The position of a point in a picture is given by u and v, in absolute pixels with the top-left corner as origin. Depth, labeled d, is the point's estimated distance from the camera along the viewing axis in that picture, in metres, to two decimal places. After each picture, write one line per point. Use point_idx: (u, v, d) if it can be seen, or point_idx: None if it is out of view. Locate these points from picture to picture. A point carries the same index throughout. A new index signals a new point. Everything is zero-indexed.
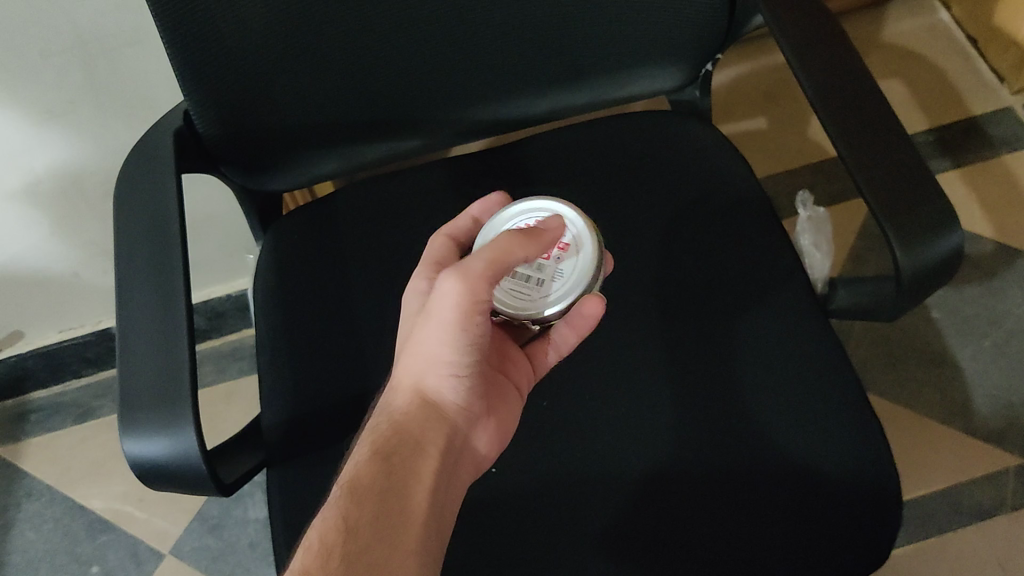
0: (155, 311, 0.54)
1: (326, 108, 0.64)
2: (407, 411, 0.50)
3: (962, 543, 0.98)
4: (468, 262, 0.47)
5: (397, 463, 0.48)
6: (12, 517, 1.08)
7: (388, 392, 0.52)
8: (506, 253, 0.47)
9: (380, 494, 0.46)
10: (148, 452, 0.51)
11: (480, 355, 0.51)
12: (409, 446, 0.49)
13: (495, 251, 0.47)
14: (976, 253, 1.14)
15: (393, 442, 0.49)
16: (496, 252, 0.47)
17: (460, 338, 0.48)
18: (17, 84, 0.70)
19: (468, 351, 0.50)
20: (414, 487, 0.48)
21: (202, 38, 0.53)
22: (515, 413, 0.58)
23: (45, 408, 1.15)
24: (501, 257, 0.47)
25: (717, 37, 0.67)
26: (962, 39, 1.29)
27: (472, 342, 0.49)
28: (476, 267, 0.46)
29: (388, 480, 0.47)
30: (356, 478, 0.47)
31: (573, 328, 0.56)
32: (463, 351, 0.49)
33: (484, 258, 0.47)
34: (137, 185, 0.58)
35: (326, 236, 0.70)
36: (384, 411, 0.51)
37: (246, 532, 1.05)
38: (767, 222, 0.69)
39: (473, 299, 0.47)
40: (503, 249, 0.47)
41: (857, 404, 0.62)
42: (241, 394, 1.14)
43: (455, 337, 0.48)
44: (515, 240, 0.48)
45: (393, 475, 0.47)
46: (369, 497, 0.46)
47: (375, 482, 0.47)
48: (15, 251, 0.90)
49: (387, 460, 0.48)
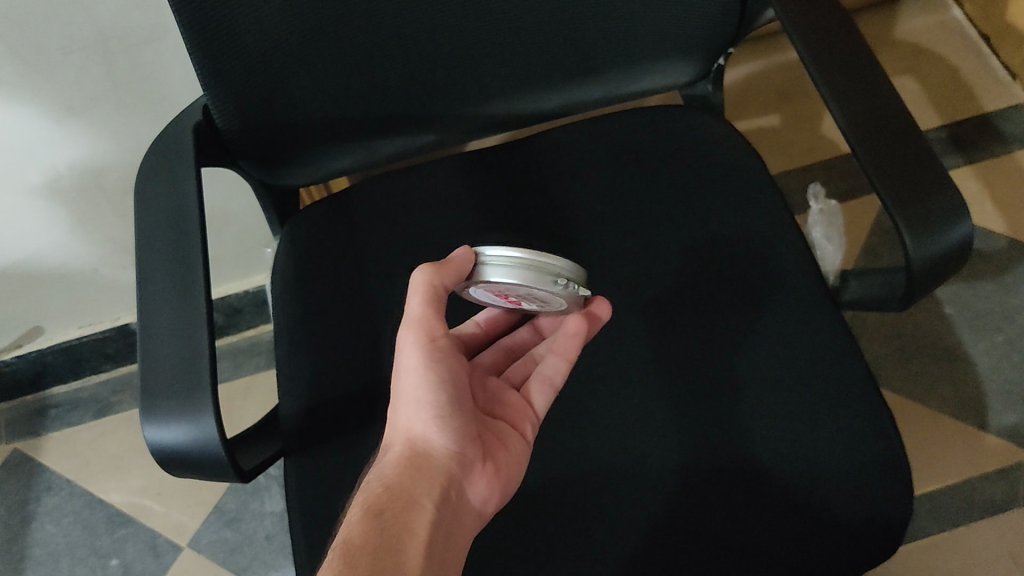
0: (174, 302, 0.55)
1: (341, 104, 0.65)
2: (395, 468, 0.52)
3: (975, 537, 0.98)
4: (409, 313, 0.52)
5: (388, 518, 0.49)
6: (32, 510, 1.10)
7: (383, 452, 0.54)
8: (432, 288, 0.50)
9: (372, 552, 0.46)
10: (169, 439, 0.52)
11: (454, 395, 0.53)
12: (401, 502, 0.50)
13: (419, 292, 0.50)
14: (988, 248, 1.14)
15: (384, 500, 0.50)
16: (423, 290, 0.50)
17: (429, 383, 0.51)
18: (40, 82, 0.72)
19: (439, 392, 0.52)
20: (407, 542, 0.48)
21: (222, 35, 0.55)
22: (518, 451, 0.57)
23: (64, 403, 1.16)
24: (432, 290, 0.50)
25: (729, 31, 0.68)
26: (974, 34, 1.29)
27: (443, 386, 0.52)
28: (413, 309, 0.51)
29: (380, 538, 0.47)
30: (349, 538, 0.47)
31: (559, 354, 0.59)
32: (433, 391, 0.52)
33: (420, 303, 0.51)
34: (158, 181, 0.59)
35: (343, 231, 0.71)
36: (377, 471, 0.53)
37: (263, 525, 1.07)
38: (779, 215, 0.70)
39: (428, 341, 0.51)
40: (425, 283, 0.50)
41: (867, 393, 0.63)
42: (257, 389, 1.15)
43: (422, 383, 0.51)
44: (425, 276, 0.50)
45: (385, 533, 0.48)
46: (363, 557, 0.46)
47: (368, 540, 0.47)
48: (37, 248, 0.92)
49: (379, 517, 0.49)
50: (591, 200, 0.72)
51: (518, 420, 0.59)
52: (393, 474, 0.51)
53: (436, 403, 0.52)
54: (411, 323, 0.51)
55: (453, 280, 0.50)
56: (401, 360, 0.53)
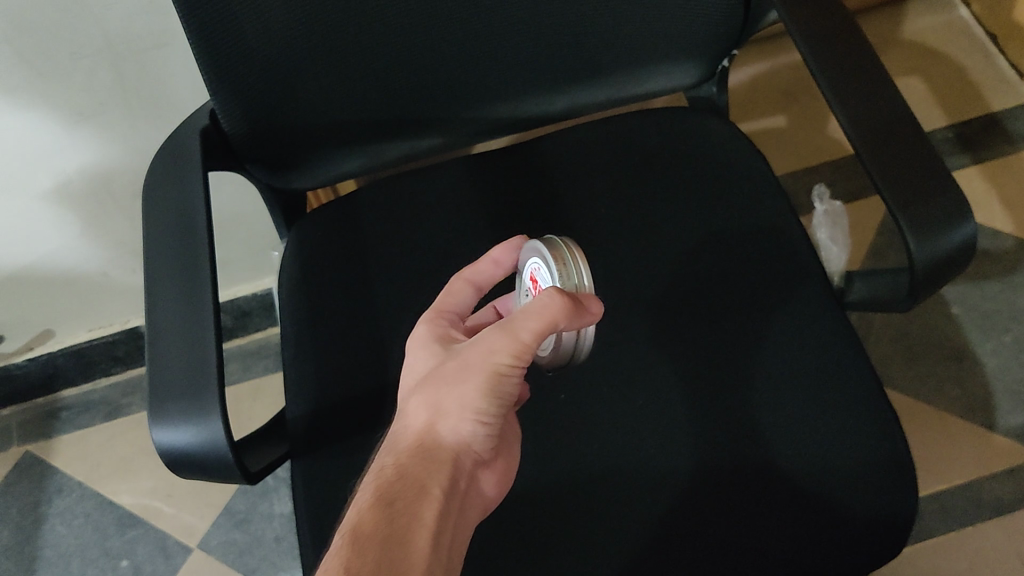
0: (182, 306, 0.55)
1: (349, 109, 0.65)
2: (411, 454, 0.51)
3: (983, 537, 0.97)
4: (518, 329, 0.48)
5: (399, 508, 0.48)
6: (44, 511, 1.11)
7: (397, 429, 0.52)
8: (552, 323, 0.47)
9: (382, 542, 0.46)
10: (176, 442, 0.52)
11: (503, 406, 0.52)
12: (413, 490, 0.49)
13: (541, 319, 0.47)
14: (996, 248, 1.13)
15: (396, 487, 0.49)
16: (547, 322, 0.47)
17: (483, 392, 0.50)
18: (50, 88, 0.73)
19: (493, 403, 0.51)
20: (416, 532, 0.48)
21: (228, 41, 0.55)
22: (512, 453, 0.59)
23: (75, 406, 1.17)
24: (549, 328, 0.47)
25: (733, 33, 0.68)
26: (981, 34, 1.28)
27: (498, 398, 0.51)
28: (522, 331, 0.48)
29: (389, 528, 0.47)
30: (359, 526, 0.47)
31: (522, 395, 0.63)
32: (486, 399, 0.50)
33: (532, 331, 0.47)
34: (167, 185, 0.60)
35: (348, 233, 0.72)
36: (390, 450, 0.52)
37: (272, 527, 1.07)
38: (784, 217, 0.70)
39: (511, 364, 0.49)
40: (550, 320, 0.47)
41: (873, 395, 0.63)
42: (265, 392, 1.16)
43: (478, 390, 0.50)
44: (561, 305, 0.47)
45: (395, 522, 0.48)
46: (371, 545, 0.46)
47: (378, 529, 0.47)
48: (48, 251, 0.93)
49: (390, 506, 0.48)
50: (595, 202, 0.72)
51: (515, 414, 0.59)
52: (410, 461, 0.50)
53: (486, 412, 0.51)
54: (511, 338, 0.48)
55: (573, 321, 0.48)
56: (472, 357, 0.50)
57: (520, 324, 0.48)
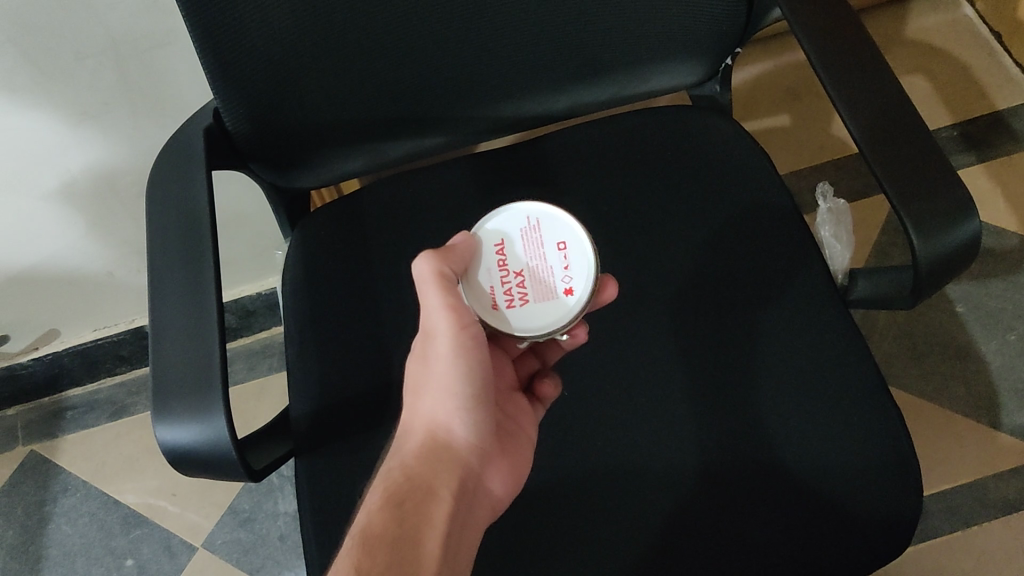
0: (185, 303, 0.56)
1: (352, 108, 0.66)
2: (415, 457, 0.52)
3: (989, 536, 0.97)
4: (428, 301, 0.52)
5: (407, 509, 0.48)
6: (49, 511, 1.12)
7: (401, 438, 0.54)
8: (438, 272, 0.51)
9: (392, 543, 0.46)
10: (180, 439, 0.52)
11: (487, 391, 0.53)
12: (421, 492, 0.50)
13: (430, 278, 0.51)
14: (1002, 246, 1.13)
15: (403, 490, 0.50)
16: (428, 277, 0.51)
17: (460, 366, 0.51)
18: (54, 87, 0.73)
19: (475, 387, 0.52)
20: (426, 535, 0.48)
21: (231, 40, 0.55)
22: (525, 450, 0.60)
23: (79, 406, 1.18)
24: (439, 277, 0.51)
25: (737, 31, 0.68)
26: (985, 32, 1.28)
27: (477, 381, 0.52)
28: (434, 299, 0.51)
29: (399, 529, 0.47)
30: (369, 529, 0.47)
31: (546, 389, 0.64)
32: (467, 384, 0.52)
33: (435, 290, 0.51)
34: (171, 185, 0.60)
35: (352, 231, 0.72)
36: (397, 458, 0.53)
37: (277, 526, 1.08)
38: (789, 213, 0.70)
39: (461, 324, 0.51)
40: (436, 273, 0.51)
41: (877, 393, 0.62)
42: (270, 391, 1.16)
43: (456, 368, 0.51)
44: (431, 260, 0.52)
45: (405, 524, 0.48)
46: (381, 547, 0.46)
47: (388, 531, 0.47)
48: (52, 251, 0.93)
49: (398, 507, 0.48)
50: (598, 201, 0.72)
51: (522, 418, 0.61)
52: (414, 463, 0.52)
53: (469, 397, 0.52)
54: (438, 311, 0.51)
55: (452, 262, 0.52)
56: (433, 347, 0.52)
57: (427, 296, 0.51)
